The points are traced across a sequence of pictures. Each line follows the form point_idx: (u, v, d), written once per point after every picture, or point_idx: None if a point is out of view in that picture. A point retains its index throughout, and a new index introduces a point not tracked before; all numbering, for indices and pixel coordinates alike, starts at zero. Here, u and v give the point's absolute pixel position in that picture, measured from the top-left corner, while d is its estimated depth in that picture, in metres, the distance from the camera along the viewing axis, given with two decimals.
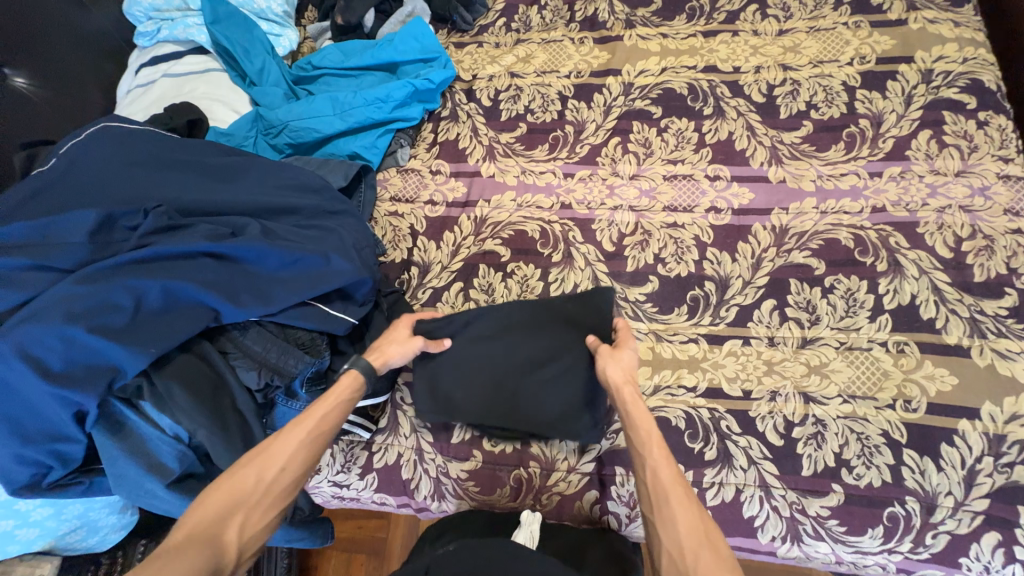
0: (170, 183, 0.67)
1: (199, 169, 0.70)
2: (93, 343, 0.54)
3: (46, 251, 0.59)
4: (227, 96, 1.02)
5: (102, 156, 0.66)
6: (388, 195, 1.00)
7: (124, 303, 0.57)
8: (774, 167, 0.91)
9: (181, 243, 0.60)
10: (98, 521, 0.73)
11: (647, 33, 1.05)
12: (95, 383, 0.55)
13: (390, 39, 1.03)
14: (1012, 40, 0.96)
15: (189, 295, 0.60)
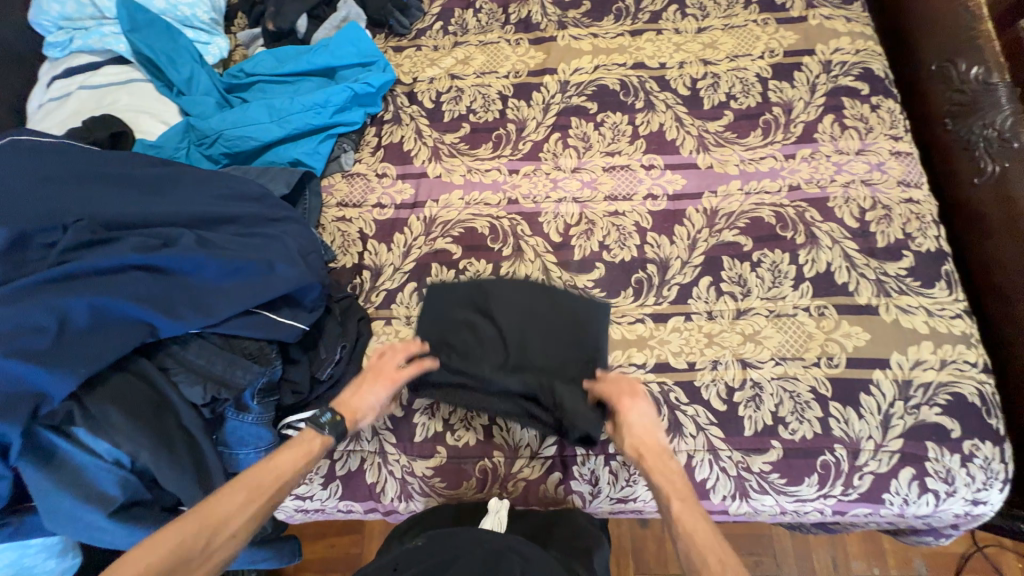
0: (92, 196, 0.63)
1: (125, 181, 0.67)
2: (11, 368, 0.51)
3: None
4: (154, 106, 0.97)
5: (10, 172, 0.62)
6: (335, 200, 0.99)
7: (45, 324, 0.54)
8: (701, 154, 0.98)
9: (107, 257, 0.58)
10: (35, 567, 0.67)
11: (579, 34, 1.10)
12: (17, 411, 0.51)
13: (325, 44, 1.02)
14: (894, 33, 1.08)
15: (120, 311, 0.57)
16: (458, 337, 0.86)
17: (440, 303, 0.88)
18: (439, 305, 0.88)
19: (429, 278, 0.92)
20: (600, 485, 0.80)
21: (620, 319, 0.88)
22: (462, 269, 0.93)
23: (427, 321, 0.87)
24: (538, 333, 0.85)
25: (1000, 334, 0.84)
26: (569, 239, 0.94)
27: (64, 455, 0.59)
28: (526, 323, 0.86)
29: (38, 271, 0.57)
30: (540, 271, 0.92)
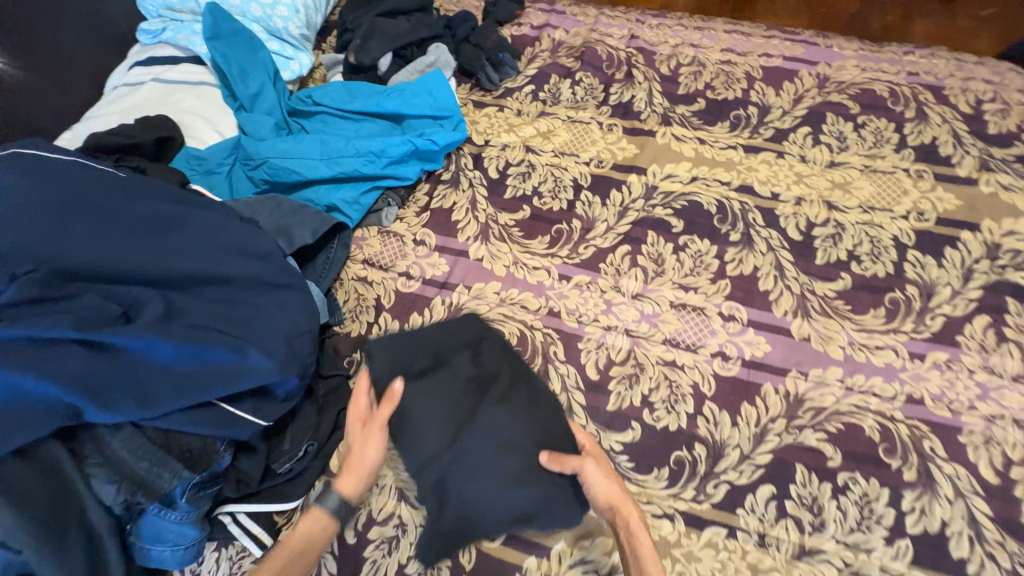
0: (81, 238, 0.58)
1: (121, 222, 0.61)
2: None
3: None
4: (215, 115, 0.94)
5: (14, 198, 0.59)
6: (362, 256, 0.89)
7: None
8: (799, 320, 0.79)
9: (54, 323, 0.51)
10: None
11: (684, 134, 0.95)
12: None
13: (400, 88, 0.94)
14: None
15: (47, 389, 0.49)
16: (450, 369, 0.75)
17: (468, 331, 0.79)
18: (465, 333, 0.79)
19: None
20: None
21: (644, 506, 0.69)
22: None
23: (446, 330, 0.79)
24: (518, 445, 0.70)
25: None
26: (608, 379, 0.77)
27: None
28: (505, 424, 0.71)
29: None
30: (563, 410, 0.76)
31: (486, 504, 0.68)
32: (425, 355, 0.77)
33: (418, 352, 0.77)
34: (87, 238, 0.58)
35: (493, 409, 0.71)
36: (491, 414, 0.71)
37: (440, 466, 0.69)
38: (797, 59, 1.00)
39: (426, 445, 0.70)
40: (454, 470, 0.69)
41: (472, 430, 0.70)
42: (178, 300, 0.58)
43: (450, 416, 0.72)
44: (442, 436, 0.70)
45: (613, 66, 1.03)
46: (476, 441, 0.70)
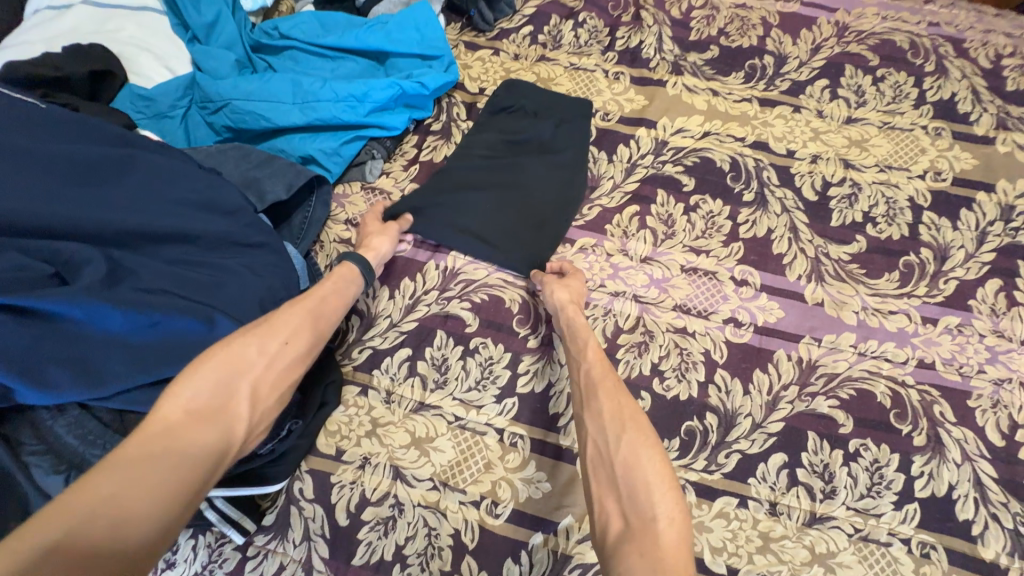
0: None
1: (44, 163, 0.50)
2: None
3: None
4: (162, 48, 0.80)
5: None
6: (345, 216, 0.80)
7: None
8: (813, 284, 0.75)
9: None
10: None
11: (696, 85, 0.87)
12: None
13: (383, 22, 0.83)
14: None
15: None
16: (549, 112, 0.86)
17: (541, 131, 0.84)
18: (539, 169, 0.82)
19: (428, 349, 0.73)
20: None
21: None
22: (471, 349, 0.73)
23: (569, 98, 0.87)
24: (500, 218, 0.79)
25: None
26: (617, 348, 0.73)
27: None
28: (535, 198, 0.80)
29: None
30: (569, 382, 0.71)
31: (505, 134, 0.85)
32: (544, 101, 0.86)
33: (488, 132, 0.85)
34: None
35: (528, 165, 0.82)
36: (510, 186, 0.81)
37: (482, 162, 0.83)
38: (816, 6, 0.92)
39: (493, 141, 0.84)
40: (508, 121, 0.85)
41: (523, 156, 0.83)
42: (128, 261, 0.49)
43: (488, 182, 0.82)
44: (529, 104, 0.86)
45: (618, 7, 0.94)
46: (502, 201, 0.80)
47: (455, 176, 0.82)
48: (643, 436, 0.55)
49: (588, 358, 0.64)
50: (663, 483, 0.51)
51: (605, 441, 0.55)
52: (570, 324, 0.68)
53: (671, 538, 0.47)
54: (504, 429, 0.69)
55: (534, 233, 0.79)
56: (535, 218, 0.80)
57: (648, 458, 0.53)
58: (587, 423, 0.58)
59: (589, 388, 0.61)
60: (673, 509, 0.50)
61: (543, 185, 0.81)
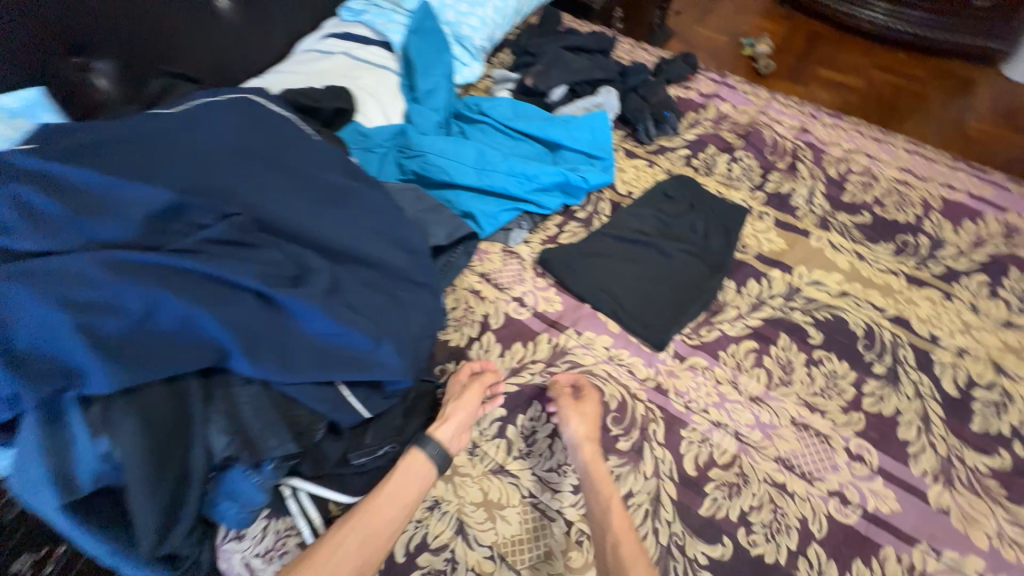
0: (271, 188, 0.59)
1: (308, 184, 0.62)
2: (69, 343, 0.43)
3: (100, 209, 0.49)
4: (386, 100, 0.98)
5: (221, 127, 0.59)
6: (480, 269, 0.88)
7: (130, 311, 0.45)
8: (939, 486, 0.69)
9: (234, 270, 0.50)
10: None
11: (841, 244, 0.88)
12: (42, 387, 0.42)
13: (565, 121, 0.95)
14: None
15: (209, 332, 0.48)
16: (703, 211, 0.90)
17: (692, 224, 0.89)
18: (685, 257, 0.86)
19: (521, 417, 0.75)
20: None
21: None
22: (562, 430, 0.74)
23: (724, 204, 0.92)
24: (638, 291, 0.84)
25: None
26: (706, 479, 0.71)
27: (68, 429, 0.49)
28: (674, 275, 0.85)
29: (168, 248, 0.51)
30: (650, 498, 0.69)
31: (658, 216, 0.90)
32: (698, 200, 0.92)
33: (644, 208, 0.91)
34: (274, 186, 0.59)
35: (675, 249, 0.86)
36: (654, 264, 0.86)
37: (634, 236, 0.88)
38: (984, 201, 0.92)
39: (648, 218, 0.90)
40: (663, 207, 0.91)
41: (671, 241, 0.87)
42: (340, 276, 0.59)
43: (632, 254, 0.87)
44: (684, 198, 0.92)
45: (776, 153, 0.99)
46: (641, 273, 0.85)
47: (605, 242, 0.89)
48: None
49: (609, 510, 0.65)
50: None
51: None
52: (588, 472, 0.68)
53: None
54: (573, 523, 0.68)
55: (667, 312, 0.82)
56: (672, 300, 0.83)
57: None
58: None
59: (616, 556, 0.62)
60: None
61: (685, 273, 0.85)
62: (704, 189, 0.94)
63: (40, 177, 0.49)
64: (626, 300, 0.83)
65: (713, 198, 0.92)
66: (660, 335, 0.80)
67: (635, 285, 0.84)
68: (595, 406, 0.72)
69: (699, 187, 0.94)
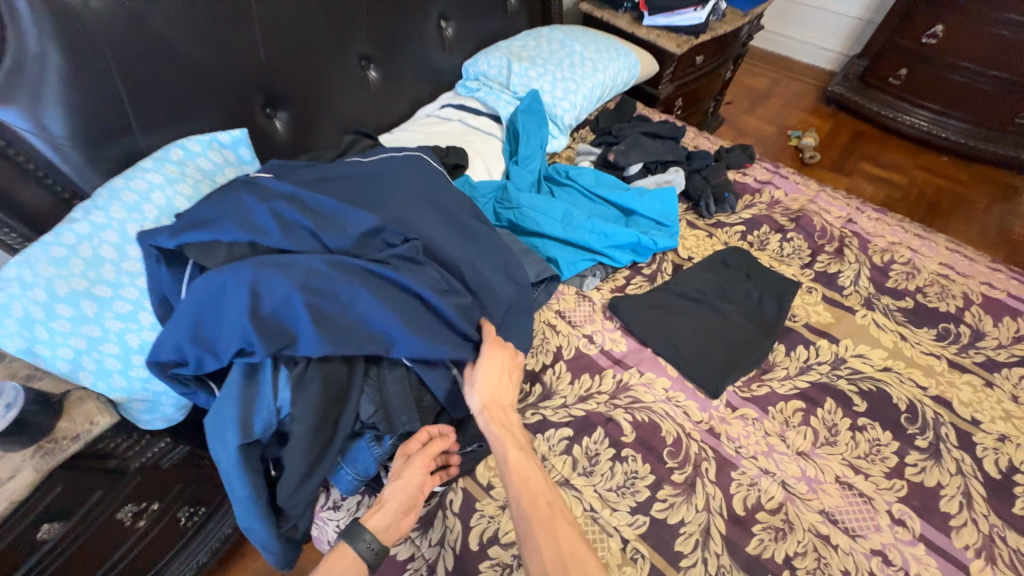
0: (431, 223, 0.78)
1: (455, 224, 0.82)
2: (300, 313, 0.61)
3: (325, 226, 0.70)
4: (491, 160, 1.18)
5: (403, 176, 0.82)
6: (556, 307, 1.02)
7: (340, 298, 0.64)
8: (982, 562, 0.73)
9: (407, 279, 0.69)
10: (162, 405, 0.91)
11: (885, 324, 0.97)
12: (274, 342, 0.61)
13: (640, 192, 1.11)
14: None
15: (383, 323, 0.65)
16: (756, 280, 1.03)
17: (747, 291, 1.01)
18: (740, 319, 0.97)
19: (586, 439, 0.85)
20: None
21: None
22: (622, 456, 0.84)
23: (776, 276, 1.03)
24: (696, 344, 0.95)
25: None
26: (753, 521, 0.77)
27: (259, 383, 0.66)
28: (729, 333, 0.96)
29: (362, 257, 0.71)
30: (700, 529, 0.76)
31: (716, 280, 1.03)
32: (751, 270, 1.05)
33: (702, 272, 1.04)
34: (432, 223, 0.79)
35: (731, 311, 0.98)
36: (711, 322, 0.97)
37: (694, 294, 1.01)
38: None
39: (707, 280, 1.03)
40: (721, 272, 1.04)
41: (727, 303, 0.99)
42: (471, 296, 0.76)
43: (692, 310, 0.99)
44: (739, 268, 1.05)
45: (824, 238, 1.12)
46: (699, 328, 0.97)
47: (669, 296, 1.01)
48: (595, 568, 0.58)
49: (518, 473, 0.66)
50: None
51: None
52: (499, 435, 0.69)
53: None
54: (629, 541, 0.75)
55: (721, 366, 0.92)
56: (727, 356, 0.93)
57: None
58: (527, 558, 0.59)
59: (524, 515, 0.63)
60: None
61: (739, 333, 0.96)
62: (757, 261, 1.07)
63: (294, 200, 0.73)
64: (684, 351, 0.94)
65: (766, 270, 1.04)
66: (715, 385, 0.90)
67: (693, 337, 0.96)
68: (495, 372, 0.73)
69: (752, 259, 1.07)
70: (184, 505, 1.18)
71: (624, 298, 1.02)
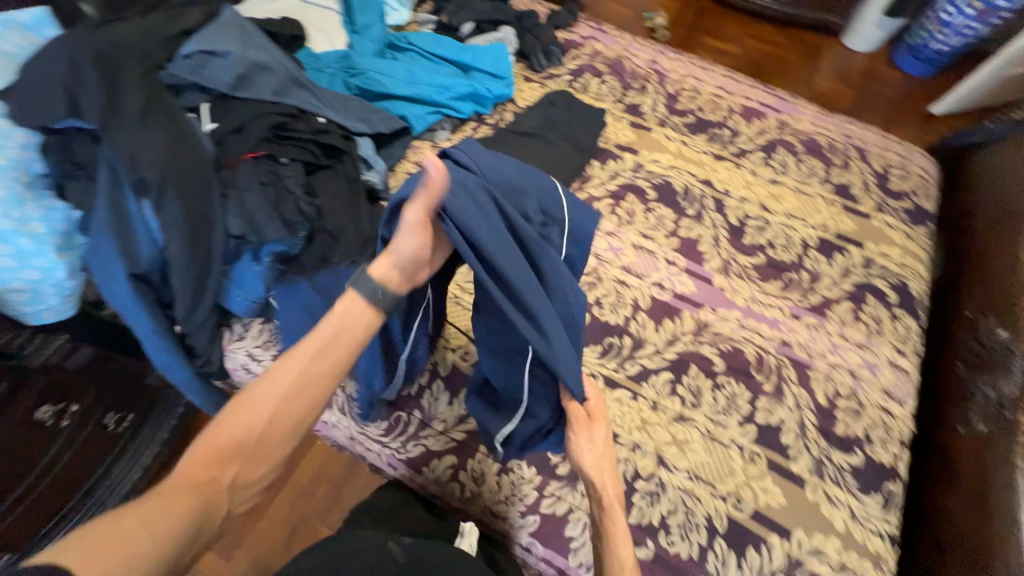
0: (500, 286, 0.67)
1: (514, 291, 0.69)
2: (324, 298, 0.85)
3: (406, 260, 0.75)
4: (331, 32, 1.23)
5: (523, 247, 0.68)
6: (414, 159, 1.16)
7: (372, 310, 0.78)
8: (720, 275, 1.06)
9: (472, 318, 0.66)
10: (43, 296, 0.83)
11: (672, 135, 1.25)
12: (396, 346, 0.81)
13: (473, 49, 1.25)
14: (968, 279, 1.14)
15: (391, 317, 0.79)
16: (575, 114, 1.24)
17: (569, 123, 1.22)
18: (564, 144, 1.19)
19: None
20: (483, 489, 0.85)
21: None
22: None
23: (592, 109, 1.25)
24: (530, 168, 1.15)
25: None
26: None
27: (129, 224, 0.78)
28: (556, 157, 1.17)
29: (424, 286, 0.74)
30: None
31: (545, 119, 1.23)
32: (573, 106, 1.25)
33: (533, 113, 1.23)
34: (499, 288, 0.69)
35: (557, 140, 1.19)
36: (542, 150, 1.18)
37: (527, 131, 1.20)
38: (768, 106, 1.31)
39: (536, 118, 1.23)
40: (549, 111, 1.24)
41: (554, 134, 1.20)
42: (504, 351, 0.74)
43: (526, 143, 1.19)
44: (564, 106, 1.25)
45: (632, 77, 1.34)
46: (533, 155, 1.17)
47: (506, 136, 1.20)
48: None
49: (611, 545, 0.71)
50: None
51: None
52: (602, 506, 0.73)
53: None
54: None
55: (551, 181, 1.14)
56: (555, 173, 1.15)
57: None
58: None
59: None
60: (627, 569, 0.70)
61: (564, 155, 1.17)
62: (578, 100, 1.27)
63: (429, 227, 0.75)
64: None
65: (584, 106, 1.26)
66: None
67: (529, 163, 1.16)
68: (598, 447, 0.74)
69: (574, 98, 1.27)
70: (107, 412, 1.14)
71: (470, 141, 1.18)
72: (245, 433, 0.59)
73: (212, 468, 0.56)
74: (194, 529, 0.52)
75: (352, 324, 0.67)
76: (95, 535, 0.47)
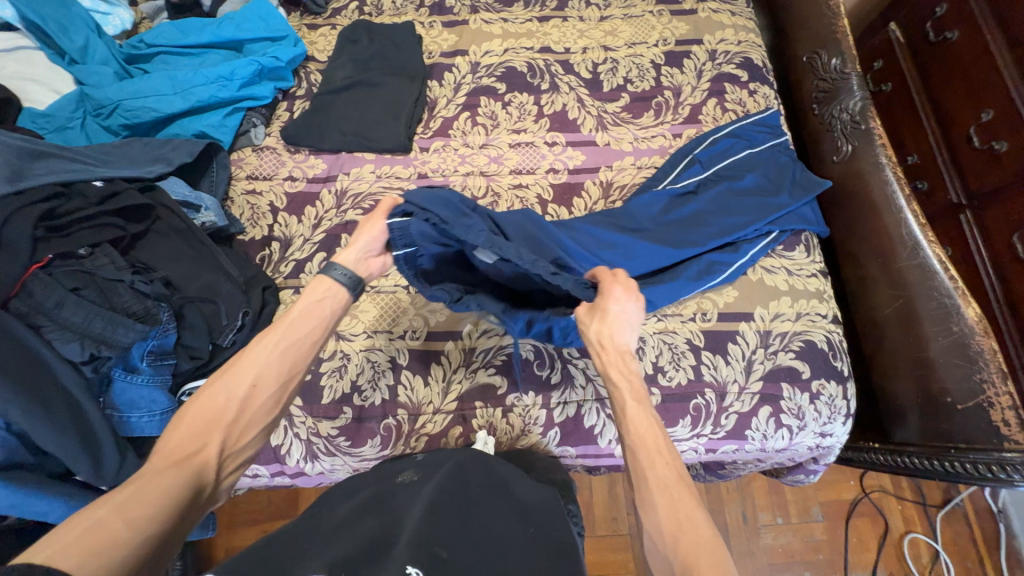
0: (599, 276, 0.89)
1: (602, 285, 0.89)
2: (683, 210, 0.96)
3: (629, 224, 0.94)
4: (47, 76, 0.96)
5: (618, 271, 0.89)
6: (244, 174, 0.99)
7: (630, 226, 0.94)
8: (600, 132, 1.06)
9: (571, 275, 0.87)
10: None
11: (490, 18, 1.15)
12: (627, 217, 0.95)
13: (230, 18, 1.03)
14: (789, 28, 1.22)
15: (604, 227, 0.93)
16: (383, 40, 1.10)
17: (382, 55, 1.08)
18: (388, 77, 1.06)
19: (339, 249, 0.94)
20: (498, 435, 0.86)
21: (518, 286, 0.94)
22: None
23: (398, 26, 1.11)
24: (369, 119, 1.03)
25: (862, 287, 1.02)
26: None
27: None
28: (388, 95, 1.05)
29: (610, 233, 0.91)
30: None
31: (356, 60, 1.08)
32: (376, 33, 1.10)
33: (339, 61, 1.08)
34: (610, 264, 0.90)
35: (380, 77, 1.06)
36: (371, 95, 1.05)
37: (343, 82, 1.05)
38: None
39: (346, 65, 1.07)
40: (354, 50, 1.09)
41: (373, 73, 1.07)
42: None
43: (351, 97, 1.05)
44: (367, 37, 1.10)
45: None
46: (365, 107, 1.04)
47: (325, 99, 1.05)
48: (683, 526, 0.52)
49: (621, 422, 0.62)
50: (697, 525, 0.52)
51: (659, 534, 0.52)
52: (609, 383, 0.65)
53: (657, 468, 0.56)
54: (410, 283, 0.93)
55: (398, 121, 1.02)
56: (395, 111, 1.03)
57: (689, 538, 0.51)
58: (643, 519, 0.54)
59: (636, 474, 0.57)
60: (659, 462, 0.57)
61: (396, 88, 1.05)
62: (378, 24, 1.12)
63: (643, 209, 0.96)
64: (365, 131, 1.02)
65: (388, 27, 1.11)
66: (402, 140, 1.01)
67: (365, 115, 1.03)
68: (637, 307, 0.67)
69: (373, 25, 1.12)
70: None
71: (291, 124, 1.02)
72: (227, 402, 0.57)
73: (199, 443, 0.53)
74: (196, 491, 0.50)
75: (325, 302, 0.67)
76: (103, 506, 0.44)
